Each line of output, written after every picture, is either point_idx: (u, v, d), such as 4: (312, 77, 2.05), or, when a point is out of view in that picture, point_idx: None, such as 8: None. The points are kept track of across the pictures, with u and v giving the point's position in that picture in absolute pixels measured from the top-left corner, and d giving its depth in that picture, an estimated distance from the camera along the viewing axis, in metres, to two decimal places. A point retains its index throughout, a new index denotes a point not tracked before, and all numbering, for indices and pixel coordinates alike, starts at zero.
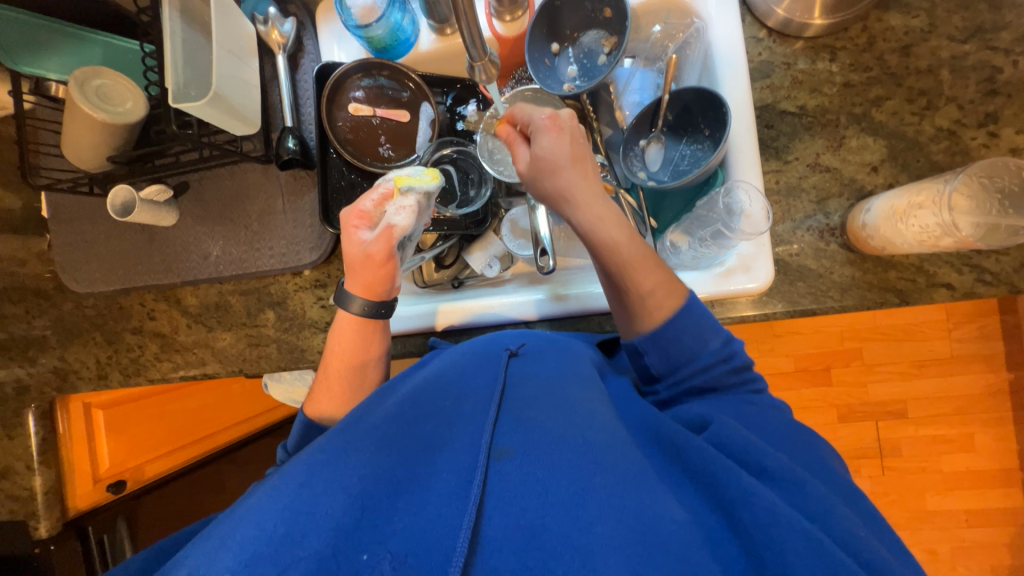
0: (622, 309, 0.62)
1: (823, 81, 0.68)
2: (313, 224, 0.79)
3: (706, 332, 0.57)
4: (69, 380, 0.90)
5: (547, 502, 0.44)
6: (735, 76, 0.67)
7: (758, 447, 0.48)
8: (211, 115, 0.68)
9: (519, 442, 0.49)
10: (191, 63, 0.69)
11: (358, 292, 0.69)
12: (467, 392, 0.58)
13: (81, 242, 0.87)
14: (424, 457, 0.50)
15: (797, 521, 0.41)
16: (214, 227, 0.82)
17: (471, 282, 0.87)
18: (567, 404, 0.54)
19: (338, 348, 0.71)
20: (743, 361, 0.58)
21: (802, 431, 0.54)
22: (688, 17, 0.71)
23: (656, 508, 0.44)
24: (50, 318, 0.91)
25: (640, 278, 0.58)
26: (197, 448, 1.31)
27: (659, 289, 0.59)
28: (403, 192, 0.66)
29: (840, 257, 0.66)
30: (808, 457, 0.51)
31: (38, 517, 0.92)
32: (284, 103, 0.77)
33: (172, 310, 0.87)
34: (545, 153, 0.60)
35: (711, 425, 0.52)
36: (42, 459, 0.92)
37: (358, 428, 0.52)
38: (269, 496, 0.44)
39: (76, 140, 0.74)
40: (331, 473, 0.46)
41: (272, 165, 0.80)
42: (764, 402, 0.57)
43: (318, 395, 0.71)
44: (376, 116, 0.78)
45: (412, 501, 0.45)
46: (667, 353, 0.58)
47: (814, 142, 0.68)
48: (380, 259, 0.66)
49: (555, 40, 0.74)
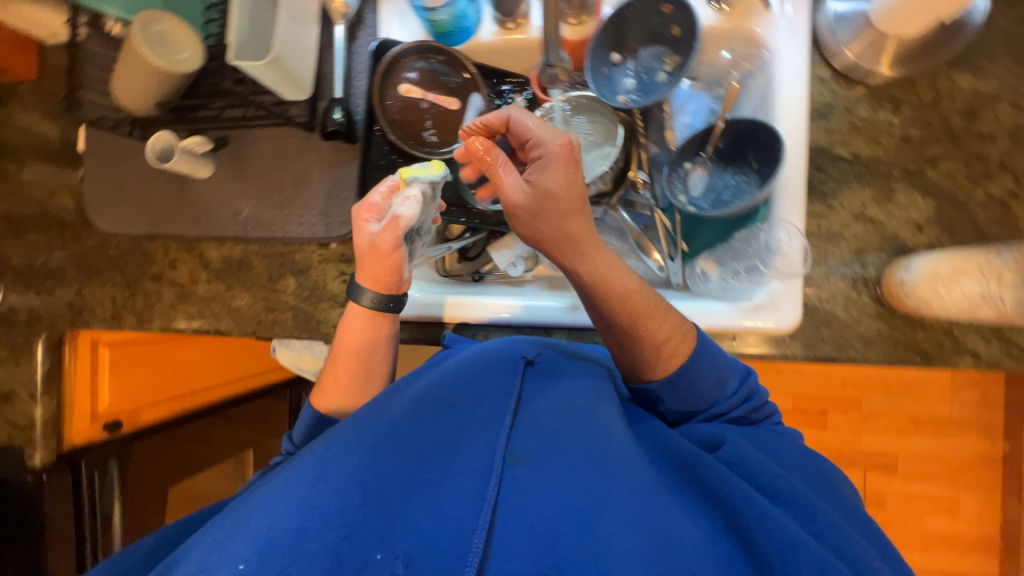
0: (630, 353, 0.61)
1: (882, 132, 0.67)
2: (346, 198, 0.79)
3: (723, 374, 0.60)
4: (82, 316, 0.92)
5: (563, 510, 0.44)
6: (792, 114, 0.66)
7: (771, 471, 0.51)
8: (269, 77, 0.67)
9: (535, 449, 0.49)
10: (257, 22, 0.69)
11: (369, 284, 0.69)
12: (481, 396, 0.56)
13: (113, 182, 0.87)
14: (437, 454, 0.49)
15: (809, 546, 0.43)
16: (249, 186, 0.83)
17: (490, 277, 0.90)
18: (583, 412, 0.54)
19: (348, 338, 0.71)
20: (760, 400, 0.62)
21: (811, 456, 0.58)
22: (756, 47, 0.69)
23: (669, 521, 0.44)
24: (73, 252, 0.92)
25: (658, 330, 0.59)
26: (197, 398, 1.31)
27: (673, 336, 0.59)
28: (409, 183, 0.65)
29: (870, 310, 0.66)
30: (818, 479, 0.55)
31: (35, 445, 0.94)
32: (336, 72, 0.76)
33: (193, 261, 0.86)
34: (547, 191, 0.56)
35: (726, 446, 0.54)
36: (45, 389, 0.94)
37: (371, 423, 0.51)
38: (283, 488, 0.44)
39: (128, 82, 0.74)
40: (345, 468, 0.46)
41: (315, 134, 0.79)
42: (783, 431, 0.61)
43: (325, 383, 0.72)
44: (425, 100, 0.77)
45: (426, 500, 0.45)
46: (683, 398, 0.60)
47: (862, 192, 0.67)
48: (387, 250, 0.65)
49: (616, 50, 0.72)
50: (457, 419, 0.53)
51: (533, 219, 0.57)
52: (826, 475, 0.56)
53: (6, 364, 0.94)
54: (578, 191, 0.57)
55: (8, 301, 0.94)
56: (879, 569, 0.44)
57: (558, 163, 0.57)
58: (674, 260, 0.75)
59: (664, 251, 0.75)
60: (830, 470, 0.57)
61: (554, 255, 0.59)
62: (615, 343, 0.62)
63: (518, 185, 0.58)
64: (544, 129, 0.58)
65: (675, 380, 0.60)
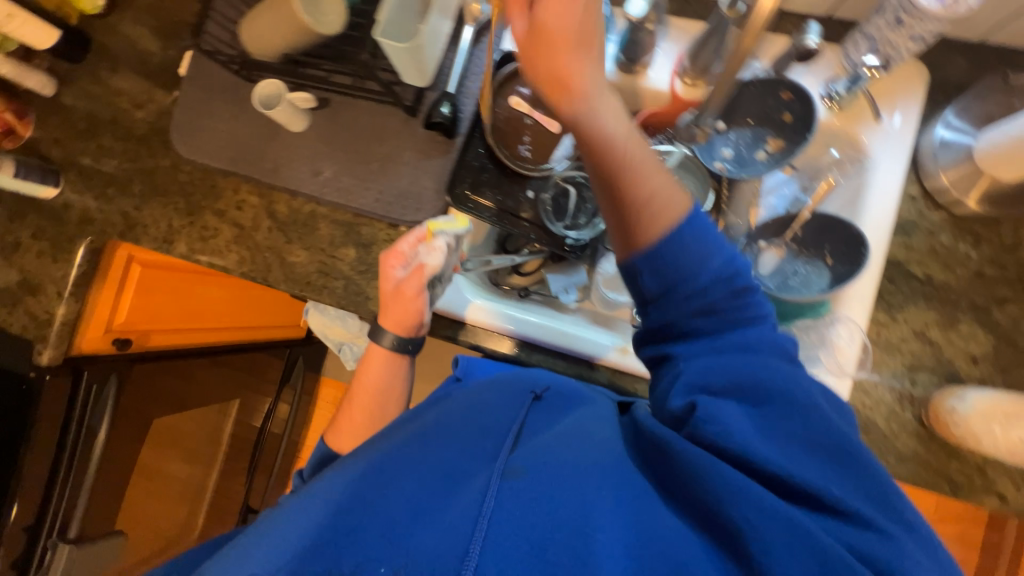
0: (619, 215, 0.50)
1: (958, 261, 0.69)
2: (429, 188, 0.81)
3: (705, 249, 0.48)
4: (133, 231, 0.91)
5: (554, 518, 0.44)
6: (878, 223, 0.69)
7: (742, 425, 0.46)
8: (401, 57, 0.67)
9: (531, 462, 0.49)
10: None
11: (391, 327, 0.76)
12: (485, 418, 0.58)
13: (204, 112, 0.89)
14: (438, 467, 0.51)
15: (783, 511, 0.42)
16: (336, 151, 0.84)
17: (535, 296, 0.90)
18: (583, 437, 0.54)
19: (367, 379, 0.79)
20: (746, 285, 0.49)
21: (796, 376, 0.49)
22: (856, 152, 0.72)
23: (654, 523, 0.45)
24: (143, 167, 0.92)
25: (632, 181, 0.49)
26: (206, 334, 1.30)
27: (661, 193, 0.49)
28: (435, 236, 0.73)
29: (911, 428, 0.67)
30: (808, 413, 0.47)
31: (45, 344, 0.94)
32: (454, 69, 0.78)
33: (261, 208, 0.87)
34: (547, 27, 0.45)
35: (698, 400, 0.48)
36: (73, 291, 0.95)
37: (380, 449, 0.55)
38: (296, 512, 0.49)
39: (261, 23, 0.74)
40: (352, 488, 0.49)
41: (416, 120, 0.81)
42: (779, 342, 0.51)
43: (342, 424, 0.81)
44: (530, 117, 0.79)
45: (428, 513, 0.46)
46: (665, 275, 0.49)
47: (926, 313, 0.69)
48: (411, 294, 0.72)
49: (723, 118, 0.73)
50: (459, 435, 0.55)
51: (541, 63, 0.46)
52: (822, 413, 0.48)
53: (43, 256, 0.94)
54: (586, 27, 0.45)
55: (64, 197, 0.95)
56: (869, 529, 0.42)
57: None
58: None
59: None
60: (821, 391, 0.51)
61: (563, 110, 0.48)
62: (609, 205, 0.51)
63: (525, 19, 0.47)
64: None
65: (658, 248, 0.49)
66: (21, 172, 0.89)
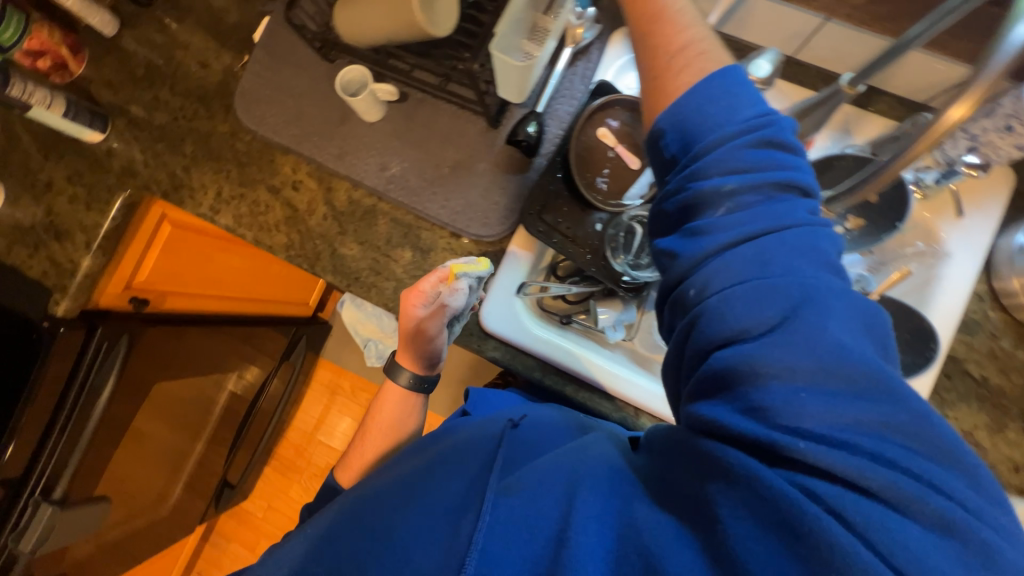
0: (649, 83, 0.55)
1: (1015, 368, 0.70)
2: (499, 204, 0.79)
3: (732, 105, 0.48)
4: (178, 193, 0.88)
5: (533, 528, 0.47)
6: (945, 319, 0.69)
7: (748, 355, 0.42)
8: (510, 75, 0.68)
9: (518, 479, 0.52)
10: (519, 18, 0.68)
11: (407, 366, 0.80)
12: (477, 438, 0.61)
13: (274, 82, 0.85)
14: (430, 485, 0.55)
15: (772, 493, 0.39)
16: (407, 148, 0.81)
17: (575, 324, 0.84)
18: (567, 448, 0.55)
19: (381, 417, 0.81)
20: (776, 135, 0.47)
21: (824, 289, 0.42)
22: (931, 244, 0.72)
23: (636, 523, 0.45)
24: (199, 128, 0.88)
25: (676, 73, 0.52)
26: (222, 303, 1.27)
27: (689, 46, 0.52)
28: (458, 277, 0.70)
29: None
30: (841, 342, 0.41)
31: (64, 294, 0.91)
32: (545, 90, 0.77)
33: (318, 193, 0.84)
34: None
35: (704, 292, 0.45)
36: (102, 243, 0.91)
37: (385, 479, 0.60)
38: (318, 526, 0.58)
39: (360, 15, 0.70)
40: (360, 512, 0.56)
41: (495, 133, 0.80)
42: (810, 217, 0.46)
43: (351, 461, 0.81)
44: (614, 150, 0.77)
45: (422, 531, 0.50)
46: (685, 128, 0.49)
47: (978, 415, 0.69)
48: (433, 335, 0.72)
49: None
50: (456, 453, 0.58)
51: None
52: (865, 354, 0.41)
53: (77, 201, 0.91)
54: None
55: (109, 144, 0.91)
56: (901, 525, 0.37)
57: None
58: None
59: None
60: (873, 320, 0.43)
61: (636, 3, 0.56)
62: (646, 68, 0.55)
63: None
64: None
65: (684, 108, 0.50)
66: (71, 111, 0.84)
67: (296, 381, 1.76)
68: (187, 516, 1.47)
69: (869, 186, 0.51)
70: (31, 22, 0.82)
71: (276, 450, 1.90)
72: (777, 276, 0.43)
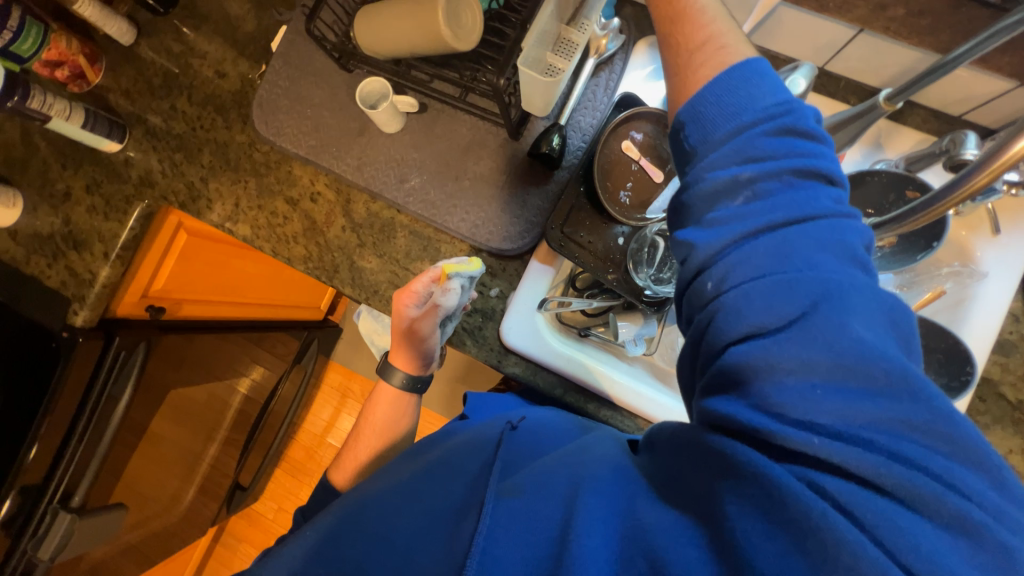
0: (672, 86, 0.53)
1: None
2: (519, 217, 0.78)
3: (755, 93, 0.45)
4: (197, 204, 0.87)
5: (536, 529, 0.46)
6: (980, 341, 0.67)
7: (765, 355, 0.39)
8: (535, 91, 0.68)
9: (522, 481, 0.50)
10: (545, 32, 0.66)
11: (402, 366, 0.79)
12: (480, 442, 0.60)
13: (291, 92, 0.84)
14: (435, 490, 0.54)
15: (783, 498, 0.37)
16: (426, 161, 0.80)
17: (593, 337, 0.84)
18: (569, 450, 0.54)
19: (375, 418, 0.80)
20: (800, 124, 0.44)
21: (847, 283, 0.39)
22: (966, 263, 0.70)
23: (643, 524, 0.43)
24: (217, 137, 0.88)
25: (695, 66, 0.49)
26: (238, 309, 1.27)
27: (714, 38, 0.49)
28: (449, 278, 0.69)
29: None
30: (864, 340, 0.38)
31: (82, 304, 0.90)
32: (569, 102, 0.76)
33: (337, 205, 0.83)
34: None
35: (720, 286, 0.43)
36: (120, 253, 0.90)
37: (388, 482, 0.59)
38: (309, 535, 0.56)
39: (380, 30, 0.69)
40: (363, 515, 0.54)
41: (516, 144, 0.79)
42: (835, 207, 0.43)
43: (343, 462, 0.79)
44: (637, 164, 0.76)
45: (430, 540, 0.49)
46: (707, 118, 0.47)
47: (1013, 439, 0.67)
48: (424, 335, 0.72)
49: None
50: (457, 459, 0.58)
51: None
52: (891, 354, 0.38)
53: (95, 210, 0.91)
54: None
55: (126, 153, 0.90)
56: (922, 538, 0.35)
57: None
58: None
59: None
60: (899, 320, 0.40)
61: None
62: (670, 66, 0.53)
63: None
64: None
65: (705, 100, 0.47)
66: (90, 122, 0.84)
67: (308, 382, 1.74)
68: (201, 520, 1.48)
69: (919, 217, 0.49)
70: (51, 32, 0.82)
71: (287, 452, 1.90)
72: (794, 267, 0.40)
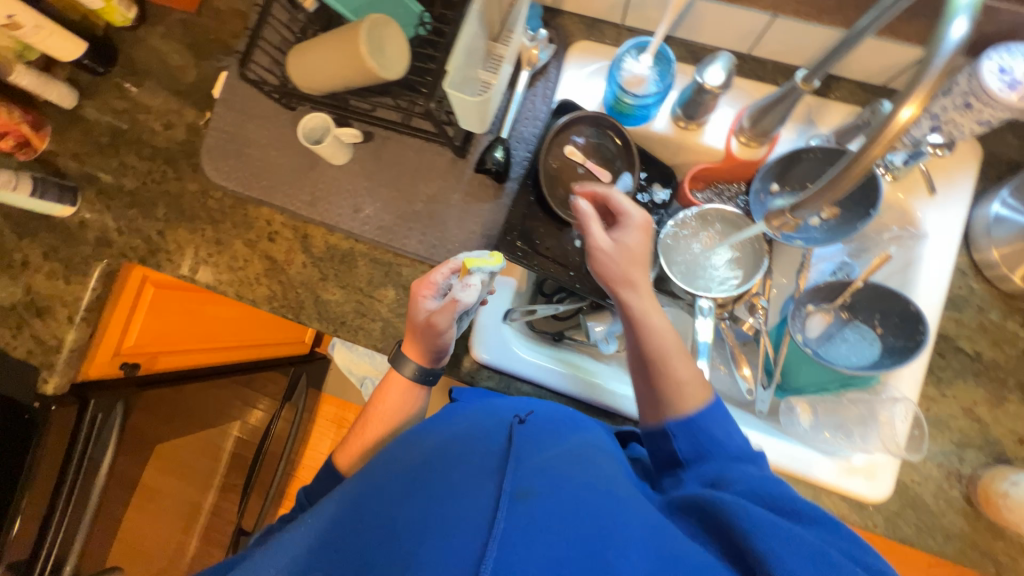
0: (656, 394, 0.61)
1: (1007, 340, 0.70)
2: (475, 232, 0.79)
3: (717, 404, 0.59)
4: (158, 257, 0.87)
5: (570, 539, 0.44)
6: (932, 299, 0.68)
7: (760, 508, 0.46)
8: (467, 110, 0.68)
9: (541, 485, 0.48)
10: (472, 50, 0.67)
11: (413, 356, 0.71)
12: (485, 433, 0.55)
13: (238, 137, 0.85)
14: (443, 493, 0.48)
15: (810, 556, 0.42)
16: (378, 188, 0.81)
17: (568, 340, 0.87)
18: (583, 460, 0.54)
19: (382, 404, 0.72)
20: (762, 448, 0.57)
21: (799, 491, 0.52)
22: (907, 225, 0.71)
23: (668, 551, 0.44)
24: (170, 189, 0.88)
25: (666, 398, 0.60)
26: (219, 354, 1.23)
27: (694, 379, 0.60)
28: (471, 271, 0.66)
29: (957, 504, 0.67)
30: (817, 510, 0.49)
31: (52, 370, 0.88)
32: (508, 114, 0.77)
33: (296, 243, 0.84)
34: (631, 248, 0.65)
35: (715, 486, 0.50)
36: (85, 315, 0.90)
37: (389, 469, 0.54)
38: (301, 532, 0.51)
39: (310, 65, 0.70)
40: (365, 508, 0.50)
41: (463, 161, 0.80)
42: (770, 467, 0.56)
43: (350, 444, 0.72)
44: (583, 167, 0.77)
45: (435, 533, 0.44)
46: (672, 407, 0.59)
47: (976, 391, 0.69)
48: (440, 332, 0.64)
49: (777, 181, 0.74)
50: (464, 447, 0.53)
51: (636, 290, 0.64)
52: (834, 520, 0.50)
53: (56, 277, 0.90)
54: (646, 251, 0.67)
55: (81, 216, 0.90)
56: None
57: (640, 228, 0.67)
58: (766, 389, 0.75)
59: (757, 376, 0.76)
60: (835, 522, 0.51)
61: (618, 287, 0.65)
62: (643, 381, 0.63)
63: (604, 227, 0.67)
64: (634, 209, 0.68)
65: (690, 416, 0.58)
66: (38, 189, 0.84)
67: (301, 418, 1.65)
68: None
69: (837, 186, 0.48)
70: None
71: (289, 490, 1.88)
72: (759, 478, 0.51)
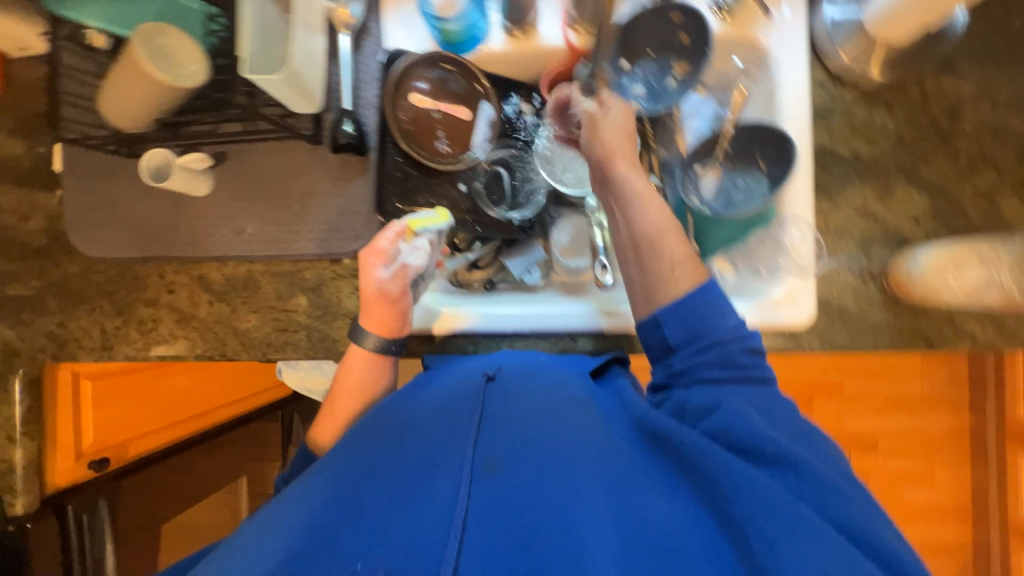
0: (648, 276, 0.59)
1: (878, 133, 0.72)
2: (360, 211, 0.78)
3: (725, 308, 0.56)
4: (67, 349, 0.84)
5: (541, 508, 0.51)
6: (798, 120, 0.70)
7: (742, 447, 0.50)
8: (280, 91, 0.66)
9: (509, 455, 0.55)
10: (265, 33, 0.64)
11: (374, 328, 0.71)
12: (460, 417, 0.60)
13: (95, 203, 0.82)
14: (427, 475, 0.55)
15: (783, 507, 0.46)
16: (251, 204, 0.79)
17: (502, 286, 0.81)
18: (559, 418, 0.58)
19: (349, 378, 0.72)
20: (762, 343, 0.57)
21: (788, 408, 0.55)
22: (760, 57, 0.72)
23: (639, 502, 0.51)
24: (52, 279, 0.85)
25: (663, 277, 0.58)
26: (189, 424, 1.23)
27: (685, 257, 0.58)
28: (417, 234, 0.71)
29: (878, 299, 0.70)
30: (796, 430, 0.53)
31: (14, 493, 0.86)
32: (343, 83, 0.73)
33: (194, 285, 0.82)
34: (620, 131, 0.63)
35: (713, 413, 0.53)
36: (24, 431, 0.85)
37: (360, 440, 0.60)
38: (291, 501, 0.55)
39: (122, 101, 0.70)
40: (349, 490, 0.55)
41: (322, 147, 0.78)
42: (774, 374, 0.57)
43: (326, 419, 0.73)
44: (438, 111, 0.75)
45: (416, 504, 0.53)
46: (686, 321, 0.56)
47: (864, 190, 0.71)
48: (394, 297, 0.70)
49: (625, 57, 0.70)
50: (440, 431, 0.59)
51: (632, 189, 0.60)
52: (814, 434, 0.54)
53: None
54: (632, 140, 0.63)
55: None
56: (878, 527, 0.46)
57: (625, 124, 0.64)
58: None
59: None
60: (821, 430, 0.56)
61: (610, 176, 0.61)
62: (635, 265, 0.60)
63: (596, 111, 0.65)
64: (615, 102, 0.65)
65: (680, 298, 0.57)
66: None
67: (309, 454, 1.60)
68: None
69: None
70: None
71: None
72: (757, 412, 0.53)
